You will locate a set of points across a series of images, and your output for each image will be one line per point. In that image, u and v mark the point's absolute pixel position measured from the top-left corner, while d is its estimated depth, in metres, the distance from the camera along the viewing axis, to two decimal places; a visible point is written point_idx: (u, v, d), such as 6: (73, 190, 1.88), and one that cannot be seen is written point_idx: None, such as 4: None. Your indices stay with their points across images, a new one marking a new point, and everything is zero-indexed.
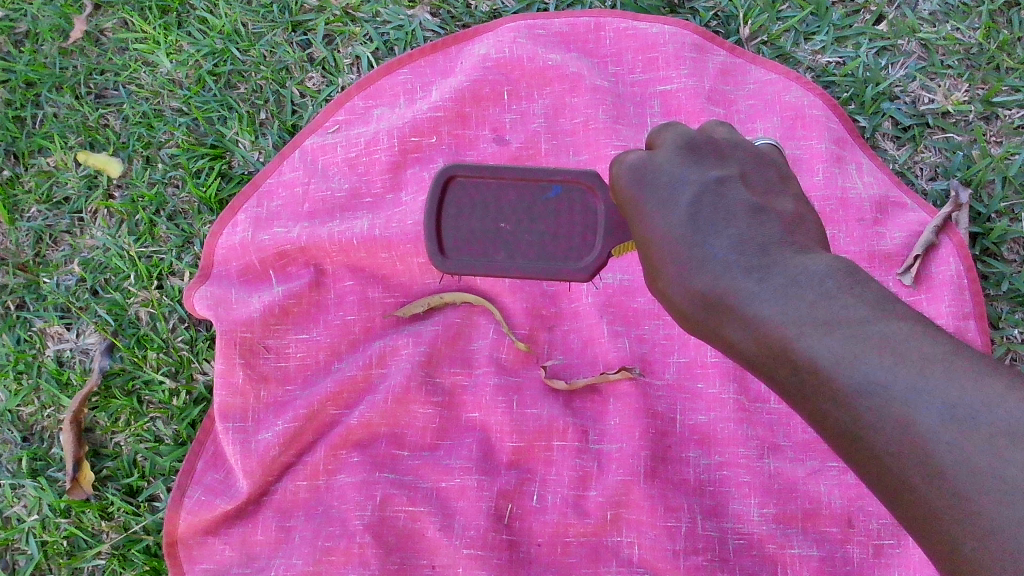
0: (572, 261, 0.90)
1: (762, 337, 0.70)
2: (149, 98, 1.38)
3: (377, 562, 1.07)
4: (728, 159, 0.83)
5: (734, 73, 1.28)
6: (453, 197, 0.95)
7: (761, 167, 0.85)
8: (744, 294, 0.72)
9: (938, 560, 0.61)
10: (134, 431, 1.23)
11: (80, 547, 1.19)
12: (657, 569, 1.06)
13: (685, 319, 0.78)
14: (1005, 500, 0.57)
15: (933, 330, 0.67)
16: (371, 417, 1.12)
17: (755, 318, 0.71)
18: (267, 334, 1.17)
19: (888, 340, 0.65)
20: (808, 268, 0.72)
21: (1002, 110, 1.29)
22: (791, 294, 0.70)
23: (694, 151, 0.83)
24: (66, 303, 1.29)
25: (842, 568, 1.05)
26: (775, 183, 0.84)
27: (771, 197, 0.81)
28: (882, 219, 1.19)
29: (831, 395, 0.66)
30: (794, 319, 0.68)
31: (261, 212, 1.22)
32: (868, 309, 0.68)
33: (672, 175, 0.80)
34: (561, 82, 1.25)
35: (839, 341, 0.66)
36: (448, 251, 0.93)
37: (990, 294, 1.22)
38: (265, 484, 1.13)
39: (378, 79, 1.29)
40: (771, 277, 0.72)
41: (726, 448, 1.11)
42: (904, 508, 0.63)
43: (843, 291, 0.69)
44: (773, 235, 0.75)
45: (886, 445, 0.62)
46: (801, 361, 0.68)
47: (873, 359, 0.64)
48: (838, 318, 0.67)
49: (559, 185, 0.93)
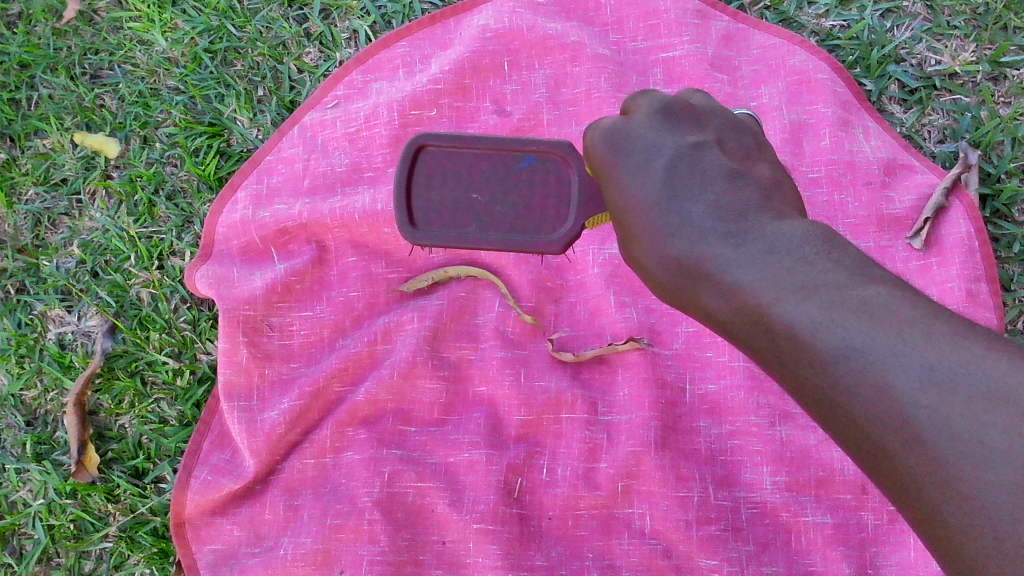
0: (545, 233, 0.88)
1: (738, 303, 0.69)
2: (144, 77, 1.36)
3: (386, 538, 1.06)
4: (704, 125, 0.82)
5: (737, 39, 1.26)
6: (424, 167, 0.92)
7: (738, 133, 0.84)
8: (720, 260, 0.70)
9: (916, 522, 0.61)
10: (138, 413, 1.22)
11: (87, 530, 1.18)
12: (670, 540, 1.05)
13: (660, 287, 0.76)
14: (983, 463, 0.57)
15: (912, 293, 0.65)
16: (377, 393, 1.11)
17: (731, 285, 0.69)
18: (270, 312, 1.16)
19: (867, 304, 0.63)
20: (785, 233, 0.70)
21: (1010, 70, 1.27)
22: (767, 260, 0.68)
23: (669, 117, 0.81)
24: (66, 285, 1.28)
25: (857, 535, 1.04)
26: (752, 150, 0.83)
27: (747, 164, 0.80)
28: (890, 182, 1.17)
29: (808, 360, 0.64)
30: (771, 284, 0.67)
31: (261, 189, 1.21)
32: (845, 273, 0.66)
33: (647, 141, 0.78)
34: (562, 51, 1.23)
35: (816, 305, 0.64)
36: (419, 222, 0.89)
37: (1001, 256, 1.20)
38: (272, 463, 1.12)
39: (377, 52, 1.27)
40: (747, 243, 0.70)
41: (736, 416, 1.09)
42: (883, 472, 0.62)
43: (821, 256, 0.67)
44: (750, 201, 0.74)
45: (864, 409, 0.61)
46: (778, 326, 0.66)
47: (851, 323, 0.63)
48: (814, 281, 0.66)
49: (533, 155, 0.90)
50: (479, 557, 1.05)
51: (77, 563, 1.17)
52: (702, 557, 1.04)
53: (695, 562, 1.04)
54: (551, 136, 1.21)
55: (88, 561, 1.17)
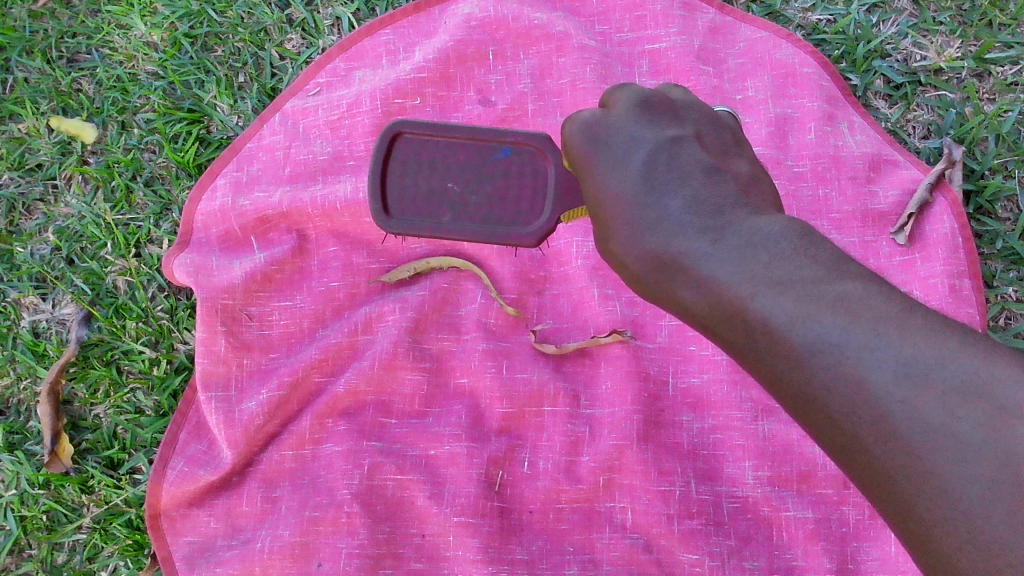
0: (519, 225, 0.86)
1: (714, 297, 0.68)
2: (123, 61, 1.34)
3: (366, 531, 1.04)
4: (683, 119, 0.81)
5: (723, 32, 1.25)
6: (399, 154, 0.91)
7: (716, 127, 0.83)
8: (697, 254, 0.69)
9: (889, 517, 0.61)
10: (114, 403, 1.20)
11: (60, 521, 1.16)
12: (651, 534, 1.04)
13: (636, 281, 0.75)
14: (958, 458, 0.57)
15: (887, 289, 0.65)
16: (357, 384, 1.10)
17: (707, 279, 0.68)
18: (249, 301, 1.15)
19: (843, 299, 0.63)
20: (763, 228, 0.69)
21: (995, 67, 1.27)
22: (744, 254, 0.67)
23: (648, 109, 0.79)
24: (41, 272, 1.25)
25: (838, 529, 1.03)
26: (730, 146, 0.82)
27: (725, 159, 0.79)
28: (875, 177, 1.17)
29: (784, 355, 0.63)
30: (747, 279, 0.66)
31: (241, 176, 1.19)
32: (821, 268, 0.65)
33: (626, 134, 0.77)
34: (547, 41, 1.22)
35: (793, 301, 0.64)
36: (393, 210, 0.88)
37: (984, 253, 1.20)
38: (249, 454, 1.10)
39: (360, 40, 1.25)
40: (726, 237, 0.69)
41: (719, 411, 1.09)
42: (857, 468, 0.61)
43: (798, 252, 0.66)
44: (728, 196, 0.73)
45: (840, 405, 0.61)
46: (755, 322, 0.65)
47: (827, 318, 0.62)
48: (791, 277, 0.65)
49: (510, 147, 0.89)
50: (459, 551, 1.04)
51: (50, 554, 1.15)
52: (683, 551, 1.03)
53: (676, 556, 1.03)
54: (535, 127, 1.20)
55: (61, 553, 1.15)
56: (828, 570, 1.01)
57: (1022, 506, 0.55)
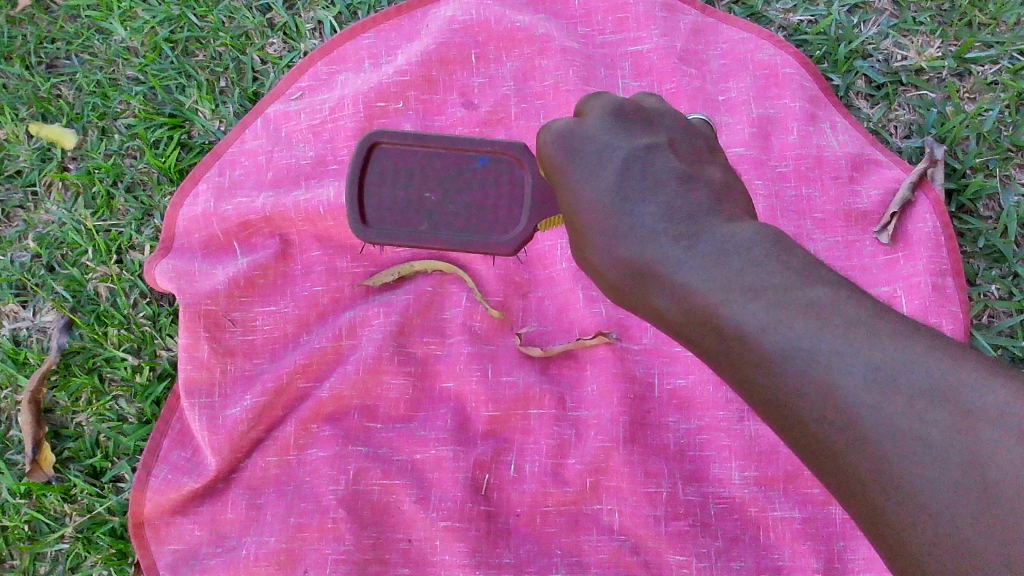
0: (497, 234, 0.86)
1: (687, 303, 0.68)
2: (103, 67, 1.33)
3: (351, 537, 1.04)
4: (656, 126, 0.81)
5: (705, 33, 1.25)
6: (377, 164, 0.90)
7: (690, 135, 0.83)
8: (670, 261, 0.69)
9: (861, 521, 0.61)
10: (96, 411, 1.18)
11: (42, 531, 1.15)
12: (638, 536, 1.04)
13: (612, 288, 0.75)
14: (926, 461, 0.57)
15: (859, 294, 0.65)
16: (342, 389, 1.09)
17: (680, 285, 0.68)
18: (233, 307, 1.14)
19: (814, 304, 0.63)
20: (735, 234, 0.69)
21: (975, 66, 1.28)
22: (716, 261, 0.67)
23: (622, 117, 0.80)
24: (22, 280, 1.24)
25: (825, 529, 1.03)
26: (704, 153, 0.82)
27: (700, 165, 0.79)
28: (857, 176, 1.17)
29: (757, 361, 0.64)
30: (719, 285, 0.66)
31: (223, 181, 1.19)
32: (793, 274, 0.65)
33: (600, 142, 0.77)
34: (529, 44, 1.22)
35: (764, 306, 0.64)
36: (371, 219, 0.88)
37: (967, 251, 1.21)
38: (233, 461, 1.09)
39: (342, 43, 1.25)
40: (698, 243, 0.69)
41: (705, 411, 1.09)
42: (830, 473, 0.61)
43: (770, 258, 0.66)
44: (702, 203, 0.73)
45: (811, 410, 0.61)
46: (728, 328, 0.65)
47: (798, 324, 0.62)
48: (763, 282, 0.65)
49: (487, 156, 0.89)
50: (446, 555, 1.03)
51: (32, 565, 1.13)
52: (671, 553, 1.03)
53: (663, 558, 1.03)
54: (519, 130, 1.20)
55: (44, 563, 1.14)
56: (815, 570, 1.01)
57: (988, 509, 0.54)
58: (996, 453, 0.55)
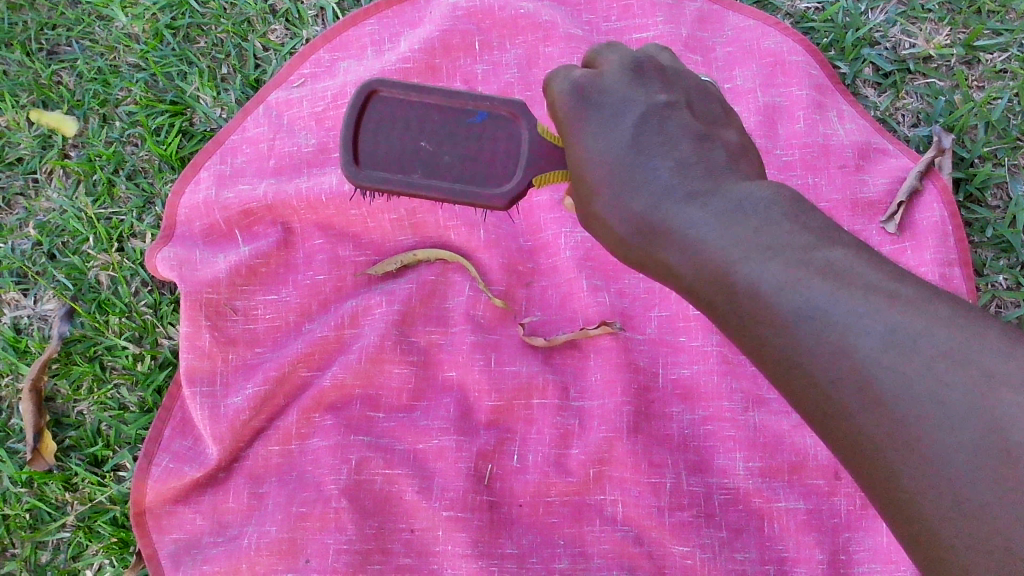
0: (492, 188, 0.84)
1: (701, 263, 0.68)
2: (104, 54, 1.32)
3: (353, 527, 1.03)
4: (673, 86, 0.80)
5: (712, 20, 1.24)
6: (373, 110, 0.86)
7: (704, 98, 0.82)
8: (684, 220, 0.69)
9: (867, 483, 0.60)
10: (98, 399, 1.18)
11: (44, 520, 1.14)
12: (642, 526, 1.03)
13: (621, 248, 0.75)
14: (943, 425, 0.56)
15: (875, 260, 0.64)
16: (344, 378, 1.08)
17: (695, 246, 0.68)
18: (234, 296, 1.13)
19: (832, 266, 0.62)
20: (752, 197, 0.68)
21: (984, 54, 1.26)
22: (732, 222, 0.67)
23: (639, 76, 0.78)
24: (22, 267, 1.23)
25: (830, 520, 1.03)
26: (719, 117, 0.81)
27: (714, 129, 0.78)
28: (864, 165, 1.16)
29: (770, 321, 0.63)
30: (736, 245, 0.66)
31: (225, 169, 1.18)
32: (809, 236, 0.65)
33: (616, 99, 0.76)
34: (533, 31, 1.21)
35: (781, 266, 0.63)
36: (364, 162, 0.85)
37: (974, 241, 1.20)
38: (236, 450, 1.09)
39: (344, 30, 1.24)
40: (714, 206, 0.69)
41: (710, 402, 1.08)
42: (838, 432, 0.61)
43: (786, 221, 0.66)
44: (717, 166, 0.72)
45: (824, 368, 0.60)
46: (740, 287, 0.65)
47: (814, 285, 0.61)
48: (780, 243, 0.64)
49: (487, 110, 0.86)
50: (448, 545, 1.02)
51: (34, 553, 1.13)
52: (674, 543, 1.02)
53: (667, 549, 1.02)
54: None
55: (45, 552, 1.13)
56: (820, 561, 1.01)
57: (1005, 476, 0.54)
58: (1017, 417, 0.54)
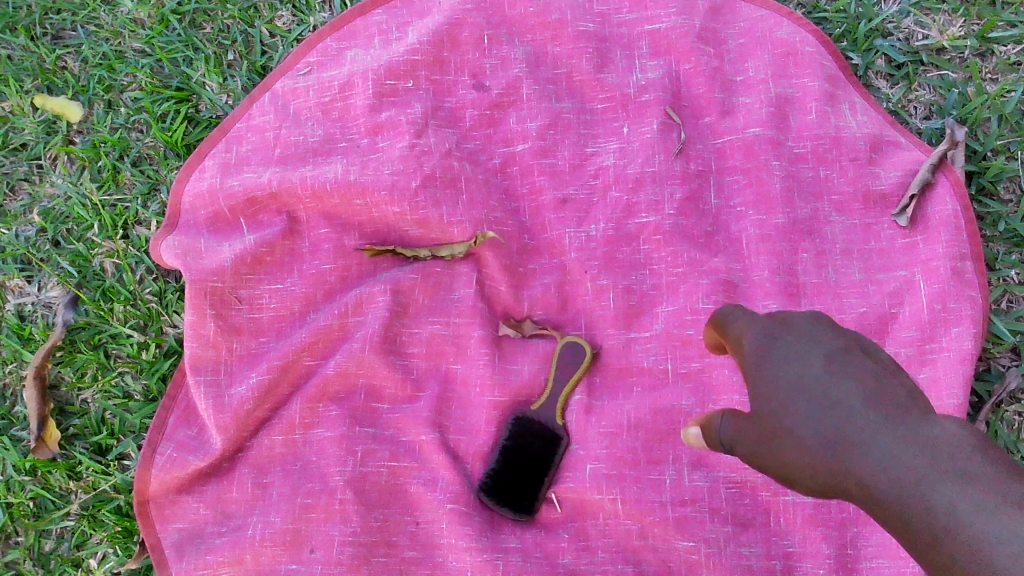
0: None
1: (839, 455, 0.66)
2: (109, 39, 1.31)
3: (358, 518, 1.03)
4: (849, 330, 0.76)
5: (723, 12, 1.22)
6: None
7: (888, 361, 0.74)
8: (826, 411, 0.68)
9: None
10: (102, 387, 1.18)
11: (47, 509, 1.14)
12: (645, 522, 1.02)
13: (764, 450, 0.71)
14: None
15: (1012, 464, 0.62)
16: (348, 365, 1.08)
17: (831, 440, 0.67)
18: (239, 284, 1.11)
19: (959, 460, 0.62)
20: (899, 400, 0.68)
21: (998, 46, 1.25)
22: (869, 420, 0.66)
23: (786, 321, 0.77)
24: (26, 254, 1.23)
25: (838, 516, 1.02)
26: (905, 395, 0.68)
27: (898, 372, 0.72)
28: (877, 158, 1.15)
29: (903, 516, 0.62)
30: (872, 442, 0.65)
31: (230, 157, 1.17)
32: (952, 435, 0.64)
33: (769, 329, 0.76)
34: (542, 30, 1.21)
35: (914, 460, 0.63)
36: None
37: (986, 235, 1.18)
38: (239, 440, 1.08)
39: (353, 19, 1.23)
40: (851, 405, 0.68)
41: (721, 395, 1.05)
42: None
43: (925, 423, 0.66)
44: (864, 364, 0.70)
45: (952, 558, 0.58)
46: (871, 487, 0.65)
47: (944, 483, 0.61)
48: (914, 439, 0.64)
49: None
50: (453, 538, 1.02)
51: (37, 542, 1.12)
52: (679, 538, 1.01)
53: (671, 544, 1.01)
54: (530, 111, 1.17)
55: (48, 541, 1.13)
56: (827, 555, 1.00)
57: None
58: None
